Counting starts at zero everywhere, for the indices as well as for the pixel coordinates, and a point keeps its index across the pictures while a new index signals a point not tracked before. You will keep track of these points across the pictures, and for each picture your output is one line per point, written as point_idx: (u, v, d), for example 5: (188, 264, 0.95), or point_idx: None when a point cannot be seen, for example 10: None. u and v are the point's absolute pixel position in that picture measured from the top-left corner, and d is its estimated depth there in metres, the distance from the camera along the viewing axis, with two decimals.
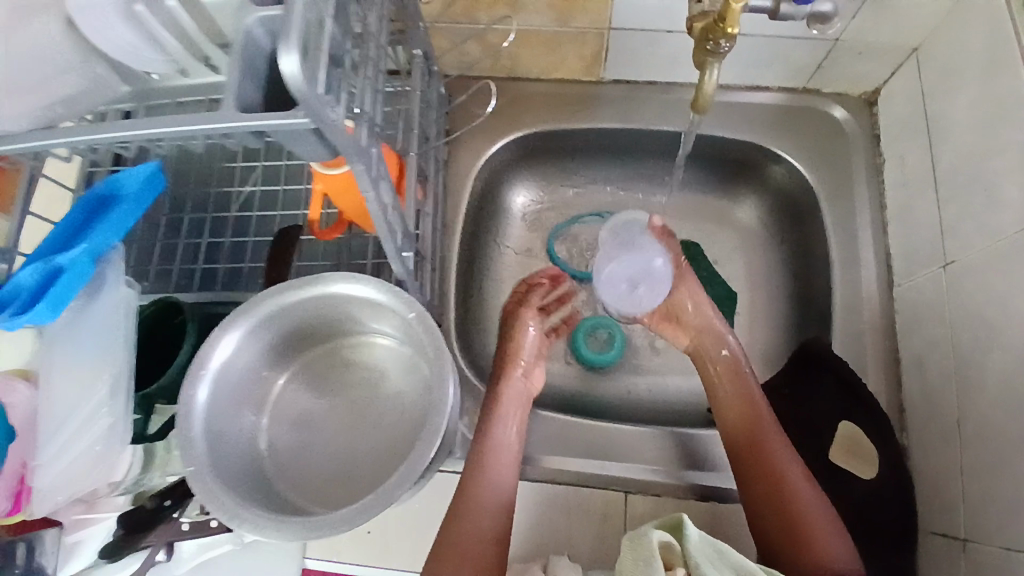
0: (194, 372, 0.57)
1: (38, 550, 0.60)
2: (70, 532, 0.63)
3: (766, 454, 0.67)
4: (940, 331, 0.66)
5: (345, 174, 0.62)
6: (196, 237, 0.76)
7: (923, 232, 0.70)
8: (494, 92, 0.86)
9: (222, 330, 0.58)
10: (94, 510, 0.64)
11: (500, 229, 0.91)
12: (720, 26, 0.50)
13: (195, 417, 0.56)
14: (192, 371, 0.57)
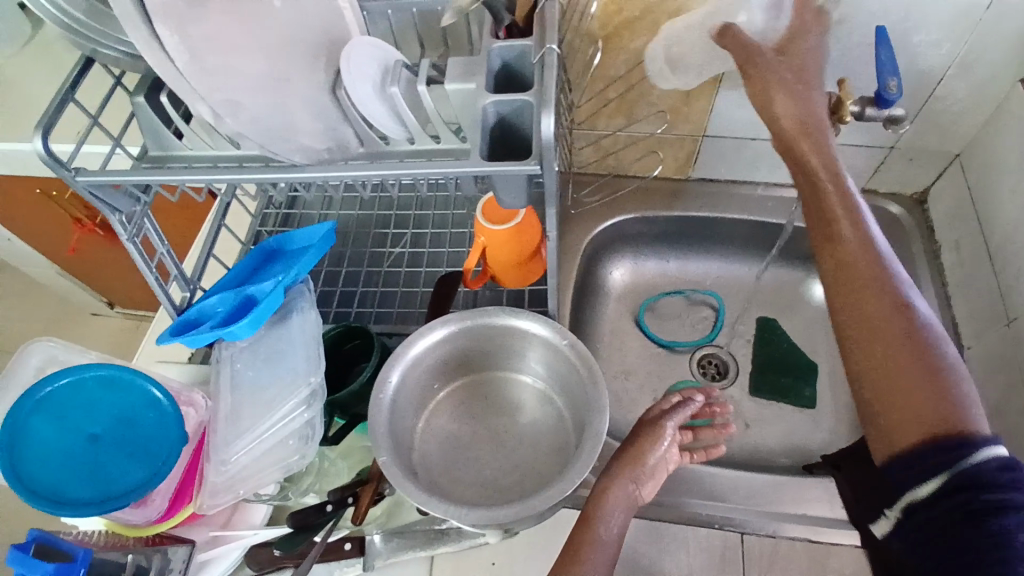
0: (394, 361, 0.69)
1: (172, 560, 0.68)
2: (207, 548, 0.73)
3: (864, 298, 0.57)
4: (1015, 380, 0.76)
5: (509, 229, 0.76)
6: (351, 286, 0.87)
7: (985, 300, 0.82)
8: (599, 184, 1.03)
9: (419, 334, 0.71)
10: (230, 528, 0.74)
11: (598, 300, 1.04)
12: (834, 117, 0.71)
13: (384, 411, 0.66)
14: (393, 359, 0.69)
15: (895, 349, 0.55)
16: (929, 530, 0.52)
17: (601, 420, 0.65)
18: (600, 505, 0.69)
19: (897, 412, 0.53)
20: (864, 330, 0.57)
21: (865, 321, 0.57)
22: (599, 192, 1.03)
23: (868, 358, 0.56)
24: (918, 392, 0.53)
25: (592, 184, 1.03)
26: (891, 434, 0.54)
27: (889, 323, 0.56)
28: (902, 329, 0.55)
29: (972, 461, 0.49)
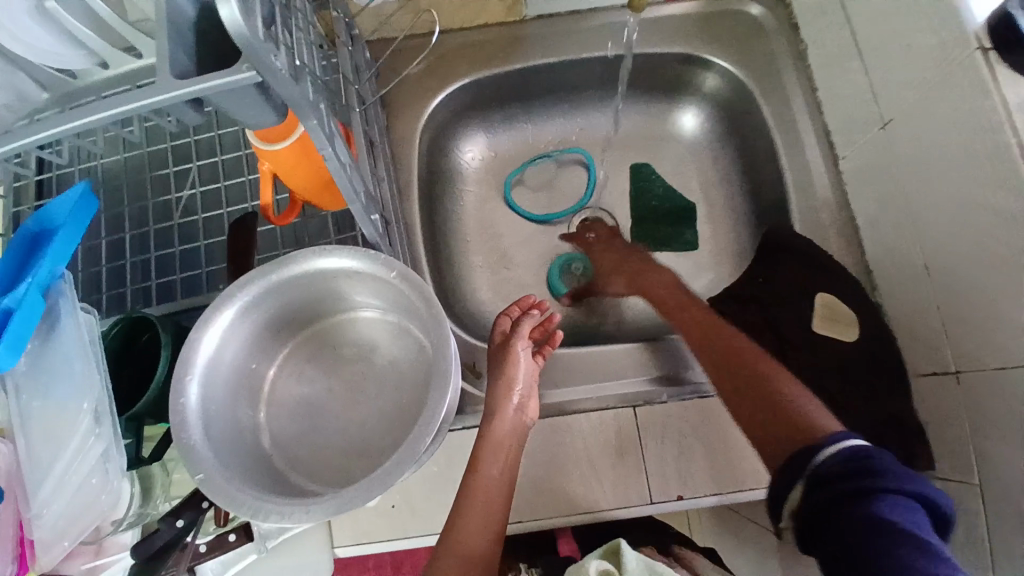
0: (183, 373, 0.55)
1: None
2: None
3: (755, 373, 0.62)
4: (891, 187, 0.70)
5: (292, 146, 0.59)
6: (141, 254, 0.72)
7: (855, 101, 0.74)
8: (421, 49, 0.84)
9: (204, 321, 0.56)
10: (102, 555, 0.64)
11: (454, 190, 0.90)
12: None
13: (191, 418, 0.54)
14: (179, 372, 0.55)
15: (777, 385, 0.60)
16: (823, 539, 0.49)
17: (446, 356, 0.55)
18: (486, 438, 0.63)
19: (771, 434, 0.57)
20: (751, 384, 0.61)
21: (737, 363, 0.64)
22: (424, 60, 0.84)
23: (755, 391, 0.61)
24: (785, 413, 0.57)
25: (412, 51, 0.84)
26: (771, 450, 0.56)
27: (743, 363, 0.64)
28: (754, 367, 0.63)
29: (820, 458, 0.51)
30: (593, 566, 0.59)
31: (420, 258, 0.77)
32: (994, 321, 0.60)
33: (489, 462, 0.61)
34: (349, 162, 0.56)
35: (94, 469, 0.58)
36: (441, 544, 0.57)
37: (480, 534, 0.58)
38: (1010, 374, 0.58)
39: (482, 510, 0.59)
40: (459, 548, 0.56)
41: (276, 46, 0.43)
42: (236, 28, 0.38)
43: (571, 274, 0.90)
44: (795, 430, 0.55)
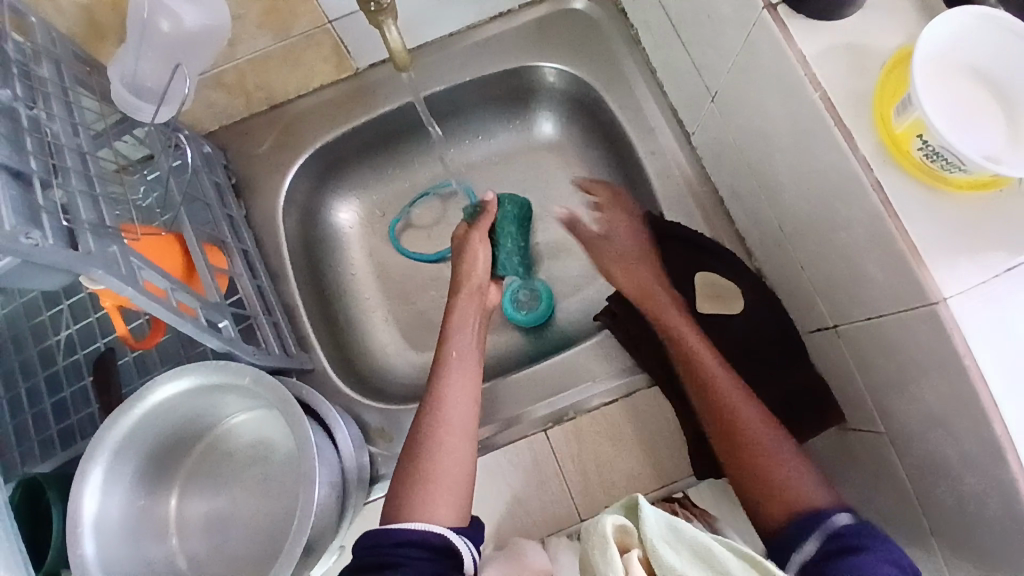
0: (72, 534, 0.54)
1: None
2: None
3: (747, 445, 0.63)
4: (737, 155, 0.70)
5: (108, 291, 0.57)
6: (36, 404, 0.71)
7: (686, 77, 0.73)
8: (264, 127, 0.83)
9: (80, 478, 0.56)
10: None
11: (338, 253, 0.89)
12: None
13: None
14: (68, 534, 0.54)
15: (769, 456, 0.62)
16: None
17: (309, 459, 0.57)
18: (442, 392, 0.66)
19: (768, 494, 0.61)
20: (741, 450, 0.63)
21: (731, 427, 0.65)
22: (269, 137, 0.82)
23: (744, 458, 0.63)
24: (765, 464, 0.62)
25: (257, 130, 0.83)
26: (761, 504, 0.61)
27: (741, 431, 0.64)
28: (757, 440, 0.63)
29: (799, 553, 0.56)
30: (610, 524, 0.46)
31: (309, 337, 0.77)
32: (855, 277, 0.59)
33: (448, 404, 0.65)
34: (169, 285, 0.56)
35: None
36: (404, 492, 0.60)
37: (447, 481, 0.61)
38: (876, 323, 0.59)
39: (448, 471, 0.61)
40: (422, 501, 0.59)
41: (39, 225, 0.45)
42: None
43: (525, 302, 0.86)
44: (786, 506, 0.59)
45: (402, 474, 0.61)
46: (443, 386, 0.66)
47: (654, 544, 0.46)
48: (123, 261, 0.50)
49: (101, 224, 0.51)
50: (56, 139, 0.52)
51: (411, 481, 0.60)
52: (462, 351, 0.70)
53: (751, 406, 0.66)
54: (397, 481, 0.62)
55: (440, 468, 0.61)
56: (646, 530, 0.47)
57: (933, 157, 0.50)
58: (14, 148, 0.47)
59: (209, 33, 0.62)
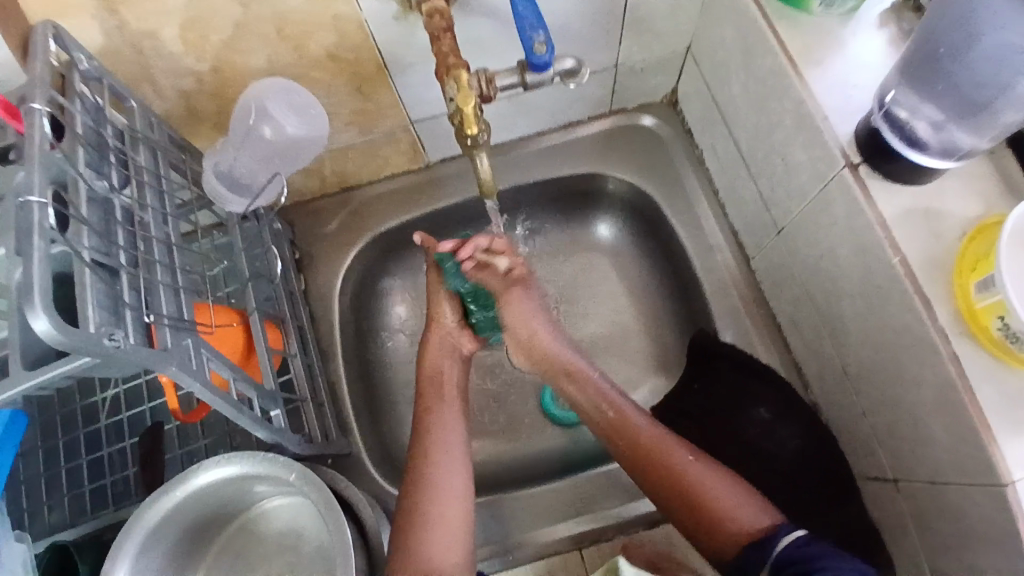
0: None
1: None
2: None
3: (701, 496, 0.62)
4: (799, 289, 0.69)
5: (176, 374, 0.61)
6: (73, 460, 0.71)
7: (751, 205, 0.74)
8: (332, 208, 0.86)
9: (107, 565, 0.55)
10: None
11: (384, 333, 0.89)
12: (466, 126, 0.56)
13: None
14: None
15: (705, 489, 0.62)
16: None
17: (348, 571, 0.55)
18: (429, 468, 0.65)
19: (713, 529, 0.61)
20: (686, 493, 0.63)
21: (679, 483, 0.63)
22: (336, 218, 0.85)
23: (688, 497, 0.62)
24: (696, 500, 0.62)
25: (325, 210, 0.86)
26: (711, 536, 0.61)
27: (675, 480, 0.63)
28: (686, 476, 0.63)
29: (775, 549, 0.56)
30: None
31: (350, 421, 0.77)
32: (921, 437, 0.57)
33: (434, 487, 0.64)
34: (233, 376, 0.57)
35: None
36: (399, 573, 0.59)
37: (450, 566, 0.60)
38: (941, 489, 0.57)
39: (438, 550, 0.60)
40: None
41: (120, 324, 0.48)
42: (52, 339, 0.41)
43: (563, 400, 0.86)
44: (739, 536, 0.59)
45: (396, 557, 0.60)
46: (429, 468, 0.65)
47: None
48: (194, 355, 0.52)
49: (180, 317, 0.53)
50: (146, 229, 0.55)
51: (407, 563, 0.59)
52: (444, 424, 0.68)
53: (685, 457, 0.64)
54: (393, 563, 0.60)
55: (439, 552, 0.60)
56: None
57: (1013, 339, 0.48)
58: (106, 243, 0.50)
59: (306, 142, 0.66)
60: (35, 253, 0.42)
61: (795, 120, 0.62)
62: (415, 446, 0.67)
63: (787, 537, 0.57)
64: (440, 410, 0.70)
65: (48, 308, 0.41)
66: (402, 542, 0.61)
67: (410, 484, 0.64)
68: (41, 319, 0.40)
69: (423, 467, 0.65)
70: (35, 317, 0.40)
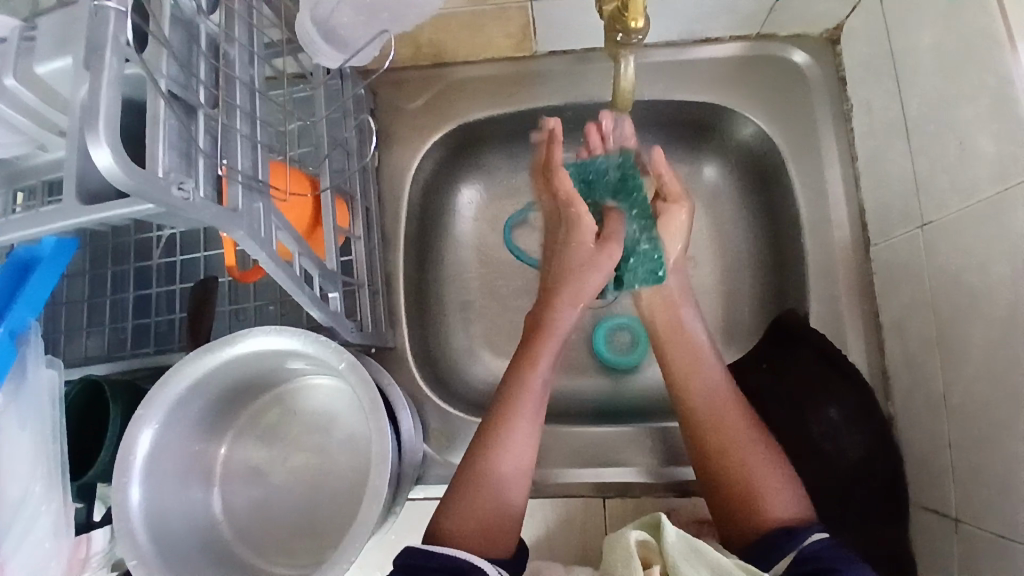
0: (123, 466, 0.53)
1: None
2: None
3: (755, 482, 0.58)
4: (921, 293, 0.61)
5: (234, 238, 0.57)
6: (120, 292, 0.69)
7: (896, 187, 0.64)
8: (421, 81, 0.77)
9: (144, 410, 0.54)
10: None
11: (449, 229, 0.84)
12: (624, 15, 0.46)
13: (135, 522, 0.52)
14: (120, 464, 0.53)
15: (756, 478, 0.58)
16: None
17: (381, 474, 0.53)
18: (511, 415, 0.62)
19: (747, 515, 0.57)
20: (736, 478, 0.59)
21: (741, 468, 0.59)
22: (423, 93, 0.77)
23: (738, 483, 0.59)
24: (743, 479, 0.58)
25: (414, 82, 0.77)
26: (741, 522, 0.57)
27: (731, 455, 0.60)
28: (742, 463, 0.59)
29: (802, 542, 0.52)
30: (635, 539, 0.52)
31: (399, 315, 0.74)
32: (1007, 489, 0.52)
33: (522, 404, 0.63)
34: (298, 250, 0.52)
35: (46, 535, 0.58)
36: (459, 501, 0.58)
37: (512, 473, 0.60)
38: (1008, 547, 0.52)
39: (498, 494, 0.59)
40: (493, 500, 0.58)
41: (190, 173, 0.42)
42: (114, 176, 0.35)
43: (617, 342, 0.82)
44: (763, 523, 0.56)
45: (461, 480, 0.59)
46: (533, 377, 0.64)
47: (674, 560, 0.50)
48: (263, 221, 0.47)
49: (254, 176, 0.47)
50: (230, 68, 0.48)
51: (469, 495, 0.58)
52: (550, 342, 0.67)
53: (756, 449, 0.60)
54: (454, 487, 0.59)
55: (505, 456, 0.60)
56: (666, 547, 0.52)
57: None
58: (184, 75, 0.43)
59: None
60: (106, 73, 0.36)
61: (992, 103, 0.51)
62: (527, 348, 0.66)
63: (814, 535, 0.53)
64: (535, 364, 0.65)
65: (113, 139, 0.35)
66: (467, 476, 0.59)
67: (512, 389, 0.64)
68: (103, 150, 0.35)
69: (529, 370, 0.64)
70: (97, 148, 0.35)
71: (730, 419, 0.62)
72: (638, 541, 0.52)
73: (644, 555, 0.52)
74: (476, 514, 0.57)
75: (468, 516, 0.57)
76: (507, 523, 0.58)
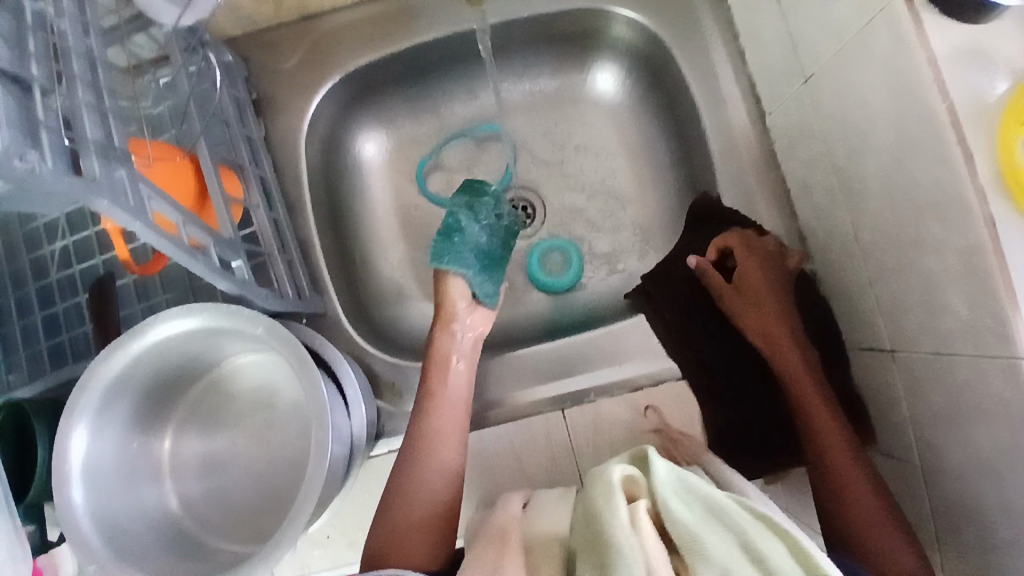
0: (58, 478, 0.51)
1: None
2: None
3: (842, 477, 0.58)
4: (817, 145, 0.63)
5: None
6: (24, 316, 0.66)
7: (775, 48, 0.65)
8: (293, 41, 0.75)
9: (67, 419, 0.52)
10: None
11: (360, 189, 0.82)
12: None
13: (85, 529, 0.51)
14: (55, 478, 0.51)
15: (837, 468, 0.58)
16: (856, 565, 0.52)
17: (324, 426, 0.52)
18: (424, 435, 0.61)
19: (853, 510, 0.56)
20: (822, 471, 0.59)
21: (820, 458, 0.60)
22: (297, 52, 0.75)
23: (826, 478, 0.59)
24: (842, 480, 0.58)
25: (285, 43, 0.75)
26: (850, 511, 0.56)
27: (832, 441, 0.60)
28: (832, 463, 0.59)
29: (905, 570, 0.52)
30: (616, 474, 0.47)
31: (324, 281, 0.72)
32: (927, 305, 0.54)
33: (436, 423, 0.62)
34: (183, 220, 0.50)
35: None
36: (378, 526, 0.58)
37: (432, 496, 0.59)
38: (942, 359, 0.53)
39: (412, 518, 0.57)
40: (410, 519, 0.57)
41: (38, 146, 0.40)
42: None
43: (551, 265, 0.82)
44: (859, 519, 0.56)
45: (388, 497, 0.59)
46: (442, 389, 0.64)
47: (664, 495, 0.45)
48: (131, 190, 0.45)
49: (110, 144, 0.45)
50: (61, 39, 0.46)
51: (391, 523, 0.57)
52: (451, 363, 0.66)
53: (829, 411, 0.61)
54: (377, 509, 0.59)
55: (421, 482, 0.59)
56: (655, 482, 0.47)
57: None
58: (8, 48, 0.41)
59: None
60: None
61: None
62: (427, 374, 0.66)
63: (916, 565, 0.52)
64: (441, 377, 0.65)
65: None
66: (388, 492, 0.60)
67: (429, 390, 0.64)
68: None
69: (438, 389, 0.64)
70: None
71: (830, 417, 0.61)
72: (625, 476, 0.47)
73: (629, 490, 0.48)
74: (388, 520, 0.57)
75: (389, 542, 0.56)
76: (419, 539, 0.57)
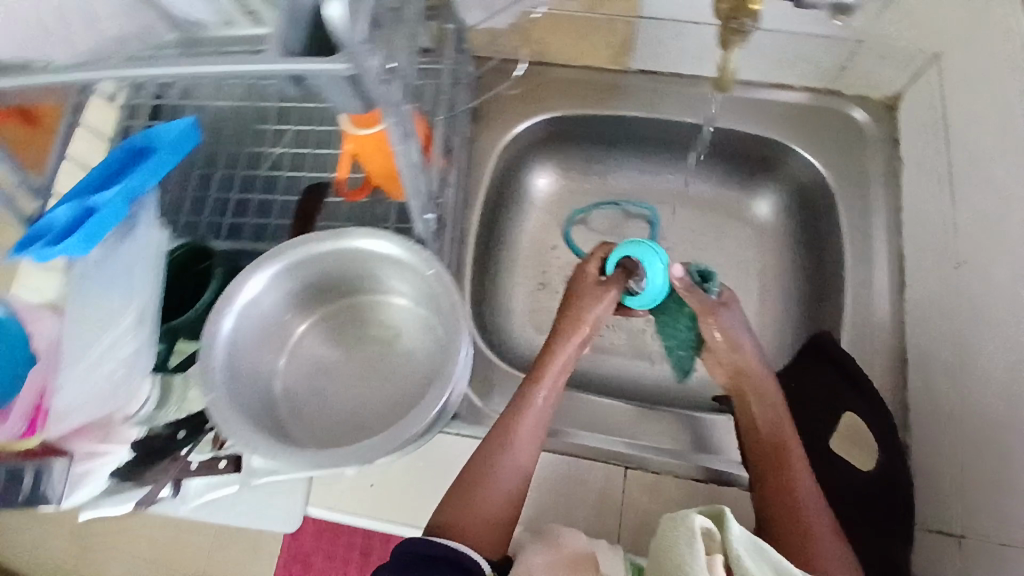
0: (222, 310, 0.60)
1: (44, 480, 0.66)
2: (82, 462, 0.68)
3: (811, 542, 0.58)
4: (949, 324, 0.68)
5: (375, 136, 0.64)
6: (225, 191, 0.80)
7: (936, 230, 0.72)
8: (525, 74, 0.87)
9: (255, 269, 0.61)
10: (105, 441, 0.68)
11: (520, 210, 0.92)
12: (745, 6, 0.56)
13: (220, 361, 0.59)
14: (220, 308, 0.60)
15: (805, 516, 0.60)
16: None
17: (452, 371, 0.59)
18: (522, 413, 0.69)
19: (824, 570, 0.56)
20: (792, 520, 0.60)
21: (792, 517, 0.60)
22: (524, 83, 0.87)
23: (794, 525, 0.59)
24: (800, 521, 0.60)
25: (515, 74, 0.87)
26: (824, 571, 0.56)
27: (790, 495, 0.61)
28: (799, 510, 0.60)
29: None
30: (699, 523, 0.50)
31: (465, 268, 0.80)
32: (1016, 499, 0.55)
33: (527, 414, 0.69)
34: (416, 162, 0.59)
35: (120, 369, 0.68)
36: (451, 500, 0.64)
37: (501, 478, 0.65)
38: (1013, 555, 0.55)
39: (477, 501, 0.63)
40: (482, 504, 0.63)
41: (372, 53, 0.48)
42: (338, 28, 0.41)
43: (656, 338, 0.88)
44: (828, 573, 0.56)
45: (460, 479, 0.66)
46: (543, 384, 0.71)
47: (739, 553, 0.49)
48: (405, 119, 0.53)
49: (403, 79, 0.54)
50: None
51: (460, 498, 0.64)
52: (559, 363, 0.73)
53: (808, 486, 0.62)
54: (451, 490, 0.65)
55: (500, 465, 0.66)
56: (731, 542, 0.50)
57: None
58: None
59: None
60: None
61: None
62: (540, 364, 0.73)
63: None
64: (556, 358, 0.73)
65: None
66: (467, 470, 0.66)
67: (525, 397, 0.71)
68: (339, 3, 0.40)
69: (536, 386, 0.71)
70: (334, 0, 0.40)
71: (782, 478, 0.63)
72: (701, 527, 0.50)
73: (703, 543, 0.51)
74: (465, 499, 0.64)
75: (457, 518, 0.62)
76: (489, 524, 0.62)
